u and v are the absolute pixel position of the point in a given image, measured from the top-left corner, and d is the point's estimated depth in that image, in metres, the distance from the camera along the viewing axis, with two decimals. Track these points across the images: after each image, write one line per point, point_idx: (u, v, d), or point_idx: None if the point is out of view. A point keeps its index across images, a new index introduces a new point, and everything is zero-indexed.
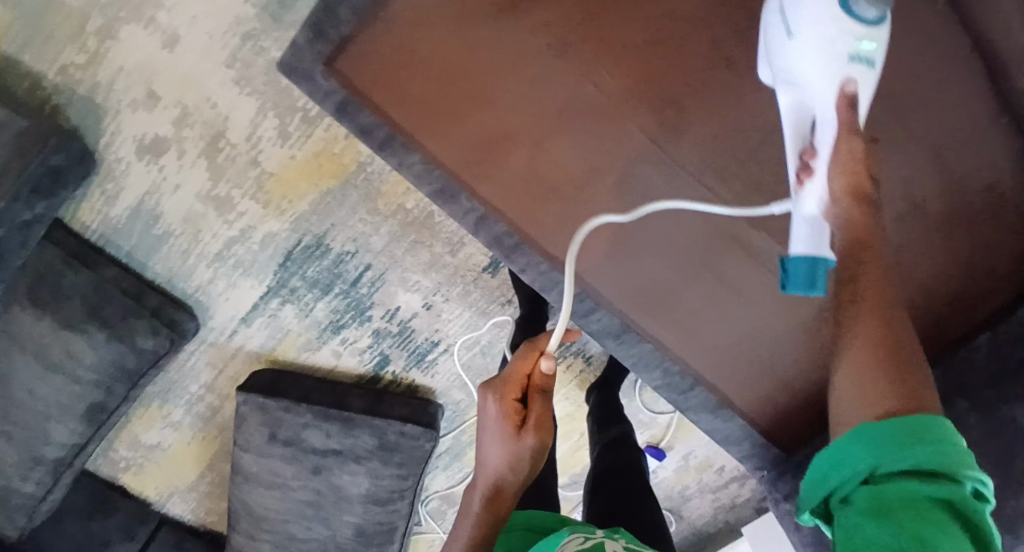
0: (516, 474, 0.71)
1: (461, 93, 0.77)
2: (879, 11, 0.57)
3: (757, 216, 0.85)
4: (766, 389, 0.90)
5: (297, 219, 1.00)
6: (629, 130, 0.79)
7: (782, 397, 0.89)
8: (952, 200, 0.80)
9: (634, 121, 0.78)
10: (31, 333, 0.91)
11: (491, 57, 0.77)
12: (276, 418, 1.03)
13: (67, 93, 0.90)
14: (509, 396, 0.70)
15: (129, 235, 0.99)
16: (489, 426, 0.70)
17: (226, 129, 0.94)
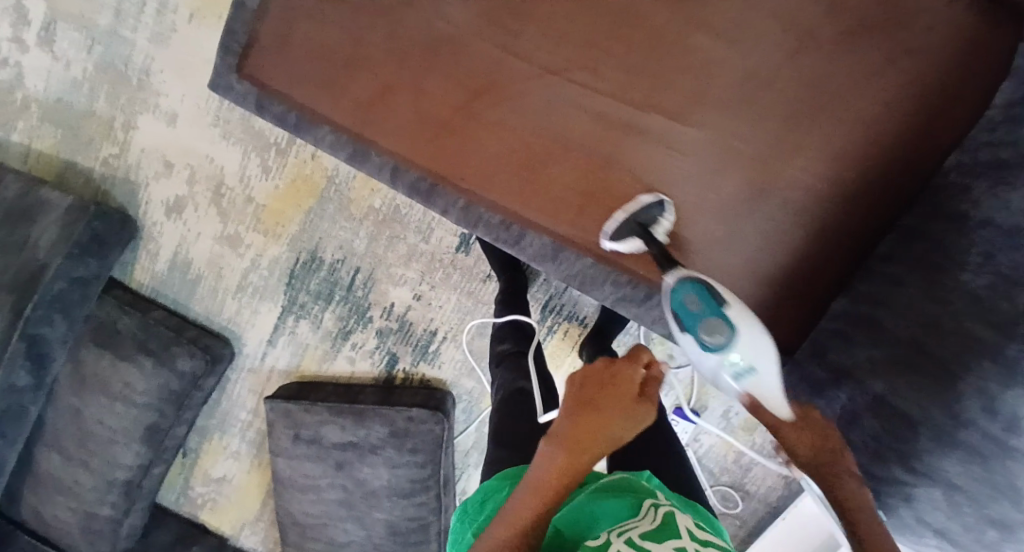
0: (589, 445, 0.62)
1: (343, 62, 0.91)
2: (721, 336, 0.66)
3: (640, 95, 0.87)
4: (732, 278, 0.87)
5: (292, 240, 1.16)
6: (485, 51, 0.89)
7: (750, 284, 0.86)
8: (847, 22, 0.82)
9: (489, 41, 0.89)
10: (96, 370, 1.12)
11: (350, 25, 0.91)
12: (297, 419, 1.13)
13: (110, 179, 1.17)
14: (611, 368, 0.65)
15: (172, 285, 1.20)
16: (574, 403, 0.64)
17: (223, 177, 1.15)
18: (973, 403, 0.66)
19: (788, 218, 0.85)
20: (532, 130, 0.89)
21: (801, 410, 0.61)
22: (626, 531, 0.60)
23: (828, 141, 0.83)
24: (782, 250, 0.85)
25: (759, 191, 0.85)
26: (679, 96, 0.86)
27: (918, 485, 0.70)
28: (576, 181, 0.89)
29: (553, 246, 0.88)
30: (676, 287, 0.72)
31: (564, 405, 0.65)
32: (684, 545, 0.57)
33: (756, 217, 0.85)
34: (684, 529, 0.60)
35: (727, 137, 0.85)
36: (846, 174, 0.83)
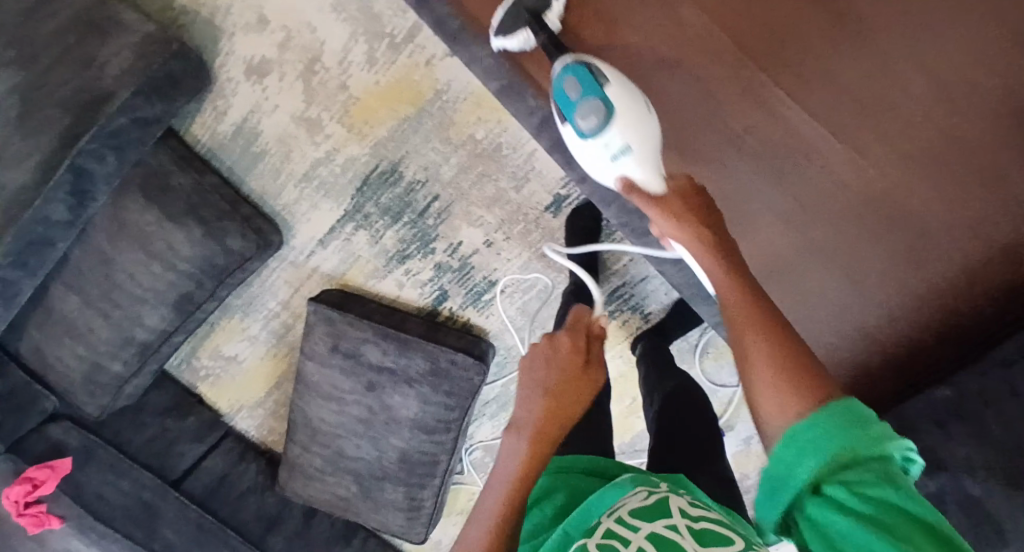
0: (564, 408, 0.77)
1: None
2: (596, 121, 0.67)
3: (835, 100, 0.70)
4: (847, 346, 0.76)
5: (376, 145, 1.07)
6: None
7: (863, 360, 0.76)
8: None
9: None
10: (137, 221, 1.02)
11: None
12: (339, 330, 1.08)
13: (192, 14, 1.03)
14: (577, 340, 0.80)
15: (231, 151, 1.09)
16: (540, 366, 0.78)
17: (321, 54, 1.03)
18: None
19: (898, 306, 0.73)
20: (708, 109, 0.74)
21: (673, 195, 0.63)
22: (618, 510, 0.65)
23: (986, 230, 0.69)
24: (877, 343, 0.75)
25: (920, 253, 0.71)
26: (861, 120, 0.70)
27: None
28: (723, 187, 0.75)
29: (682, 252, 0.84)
30: (557, 74, 0.70)
31: (523, 394, 0.78)
32: (673, 524, 0.60)
33: (866, 290, 0.74)
34: (681, 510, 0.63)
35: (886, 185, 0.71)
36: (979, 282, 0.71)
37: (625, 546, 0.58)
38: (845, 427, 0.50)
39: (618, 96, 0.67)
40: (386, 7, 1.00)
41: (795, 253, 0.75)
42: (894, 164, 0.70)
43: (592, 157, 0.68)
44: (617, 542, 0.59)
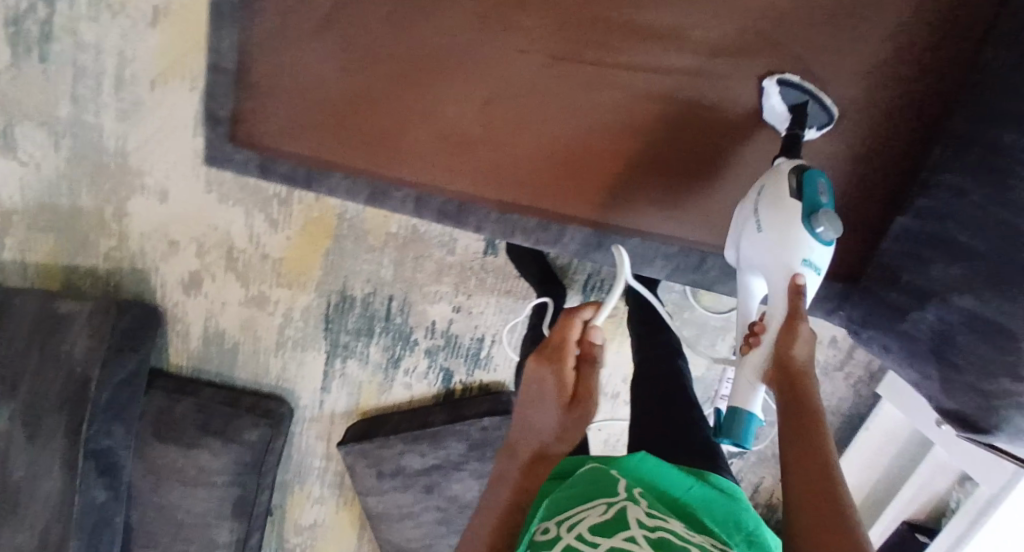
0: (562, 440, 0.81)
1: (323, 99, 0.84)
2: (832, 233, 0.71)
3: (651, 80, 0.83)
4: None
5: (319, 286, 1.14)
6: (477, 57, 0.83)
7: None
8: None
9: (478, 48, 0.83)
10: (166, 463, 1.10)
11: (320, 55, 0.82)
12: (376, 457, 1.14)
13: (117, 272, 1.12)
14: (564, 371, 0.78)
15: (211, 359, 1.17)
16: (545, 398, 0.78)
17: (233, 241, 1.11)
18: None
19: None
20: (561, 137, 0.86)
21: (789, 327, 0.70)
22: (578, 524, 0.68)
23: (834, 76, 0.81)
24: None
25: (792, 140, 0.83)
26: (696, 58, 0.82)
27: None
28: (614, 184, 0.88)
29: (598, 236, 0.89)
30: (805, 169, 0.75)
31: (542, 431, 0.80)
32: (631, 535, 0.65)
33: (798, 158, 0.85)
34: (638, 520, 0.68)
35: (756, 80, 0.82)
36: (864, 86, 0.81)
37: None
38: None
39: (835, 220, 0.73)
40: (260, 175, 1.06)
41: (704, 188, 0.87)
42: (744, 64, 0.82)
43: (787, 241, 0.72)
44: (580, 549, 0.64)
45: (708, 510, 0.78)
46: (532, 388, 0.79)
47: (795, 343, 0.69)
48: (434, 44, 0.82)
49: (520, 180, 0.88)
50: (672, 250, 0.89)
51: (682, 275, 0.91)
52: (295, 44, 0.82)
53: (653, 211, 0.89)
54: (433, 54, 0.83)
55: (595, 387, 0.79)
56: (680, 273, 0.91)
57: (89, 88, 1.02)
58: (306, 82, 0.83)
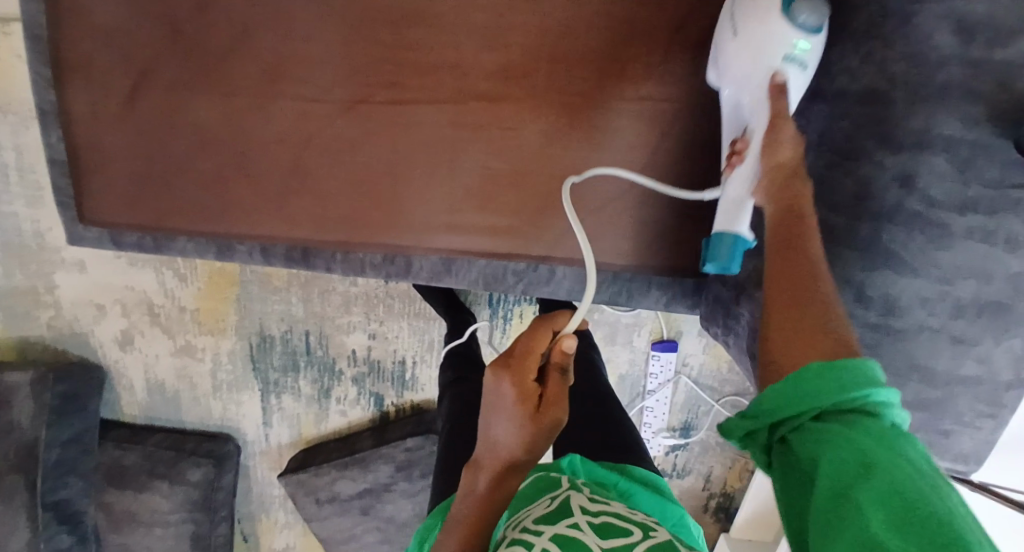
0: (530, 452, 0.64)
1: (149, 172, 0.86)
2: (816, 20, 0.62)
3: (457, 106, 0.81)
4: (618, 237, 0.86)
5: (237, 329, 1.19)
6: (281, 108, 0.83)
7: (633, 236, 0.86)
8: None
9: (280, 100, 0.82)
10: (124, 507, 1.20)
11: (135, 130, 0.84)
12: (312, 485, 1.18)
13: (59, 339, 1.21)
14: (530, 380, 0.61)
15: (158, 407, 1.25)
16: (506, 410, 0.61)
17: (151, 298, 1.17)
18: (848, 293, 0.67)
19: (620, 185, 0.84)
20: (382, 174, 0.85)
21: (772, 125, 0.61)
22: (522, 521, 0.64)
23: (629, 79, 0.79)
24: (627, 215, 0.85)
25: (605, 144, 0.82)
26: (490, 78, 0.80)
27: None
28: (445, 210, 0.87)
29: (444, 261, 0.89)
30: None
31: (506, 438, 0.62)
32: (575, 521, 0.62)
33: (617, 159, 0.82)
34: (580, 508, 0.64)
35: (554, 90, 0.80)
36: (662, 79, 0.79)
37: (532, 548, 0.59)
38: (817, 391, 0.49)
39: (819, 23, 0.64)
40: None
41: (531, 202, 0.86)
42: (538, 76, 0.80)
43: (766, 43, 0.63)
44: (522, 545, 0.60)
45: (638, 499, 0.77)
46: (496, 398, 0.62)
47: (778, 150, 0.60)
48: (236, 105, 0.83)
49: (351, 220, 0.88)
50: (519, 267, 0.89)
51: (533, 289, 0.90)
52: (107, 129, 0.84)
53: (489, 234, 0.87)
54: (235, 117, 0.83)
55: (563, 392, 0.64)
56: (534, 288, 0.90)
57: None
58: (127, 164, 0.86)
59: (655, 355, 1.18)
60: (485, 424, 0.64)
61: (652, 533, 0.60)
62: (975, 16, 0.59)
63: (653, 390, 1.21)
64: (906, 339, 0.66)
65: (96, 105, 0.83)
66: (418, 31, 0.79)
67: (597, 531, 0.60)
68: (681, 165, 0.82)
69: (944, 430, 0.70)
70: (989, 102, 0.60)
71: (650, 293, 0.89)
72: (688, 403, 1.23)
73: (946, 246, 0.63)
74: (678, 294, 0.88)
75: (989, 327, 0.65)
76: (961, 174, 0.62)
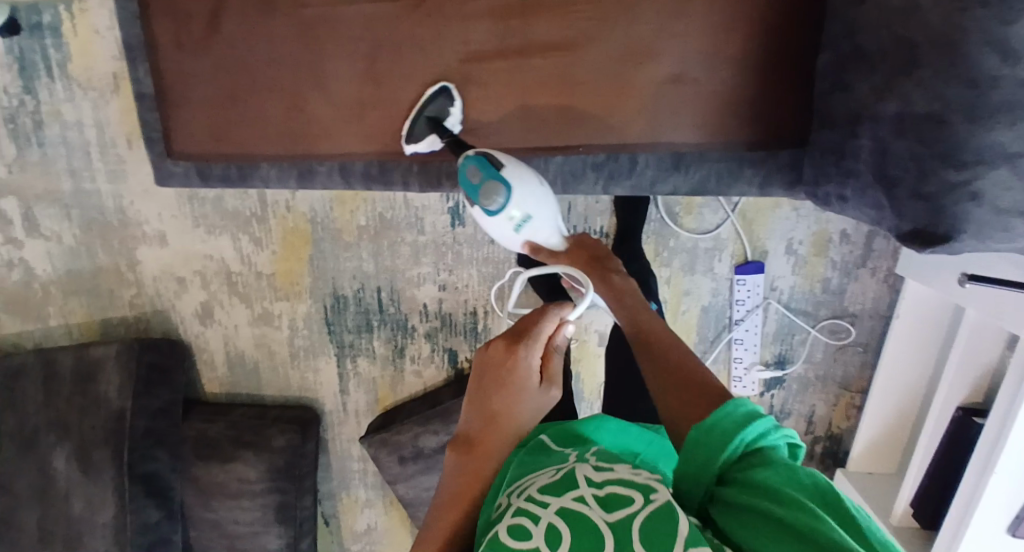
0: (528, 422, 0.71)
1: (231, 97, 0.88)
2: (495, 200, 0.80)
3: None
4: (701, 113, 0.83)
5: (312, 291, 1.19)
6: (350, 15, 0.84)
7: (716, 108, 0.83)
8: None
9: (348, 7, 0.83)
10: (210, 479, 1.17)
11: (214, 56, 0.87)
12: (396, 443, 1.15)
13: (143, 317, 1.23)
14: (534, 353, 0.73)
15: (240, 382, 1.25)
16: (519, 379, 0.72)
17: (229, 267, 1.19)
18: (991, 55, 0.56)
19: (701, 55, 0.81)
20: (453, 73, 0.85)
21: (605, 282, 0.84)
22: (526, 489, 0.59)
23: None
24: (711, 87, 0.82)
25: (680, 12, 0.80)
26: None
27: (980, 177, 0.59)
28: (517, 107, 0.86)
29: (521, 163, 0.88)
30: (463, 166, 0.82)
31: (512, 411, 0.71)
32: (582, 494, 0.56)
33: (691, 25, 0.80)
34: (587, 476, 0.58)
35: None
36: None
37: (536, 524, 0.54)
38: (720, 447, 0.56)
39: (515, 173, 0.80)
40: (235, 199, 1.14)
41: (606, 86, 0.84)
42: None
43: (496, 226, 0.82)
44: (527, 518, 0.55)
45: (663, 468, 0.68)
46: (505, 370, 0.72)
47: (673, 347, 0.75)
48: (308, 17, 0.84)
49: (426, 126, 0.87)
50: (599, 160, 0.88)
51: (615, 183, 0.89)
52: (185, 60, 0.87)
53: (566, 127, 0.86)
54: (307, 30, 0.85)
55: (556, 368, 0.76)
56: (615, 182, 0.89)
57: (81, 160, 1.13)
58: (208, 91, 0.88)
59: (740, 280, 1.14)
60: (486, 401, 0.71)
61: (657, 495, 0.54)
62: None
63: (741, 320, 1.16)
64: None
65: (179, 32, 0.86)
66: None
67: (602, 508, 0.54)
68: (761, 24, 0.79)
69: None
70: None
71: (744, 171, 0.86)
72: (781, 332, 1.18)
73: None
74: (772, 167, 0.85)
75: None
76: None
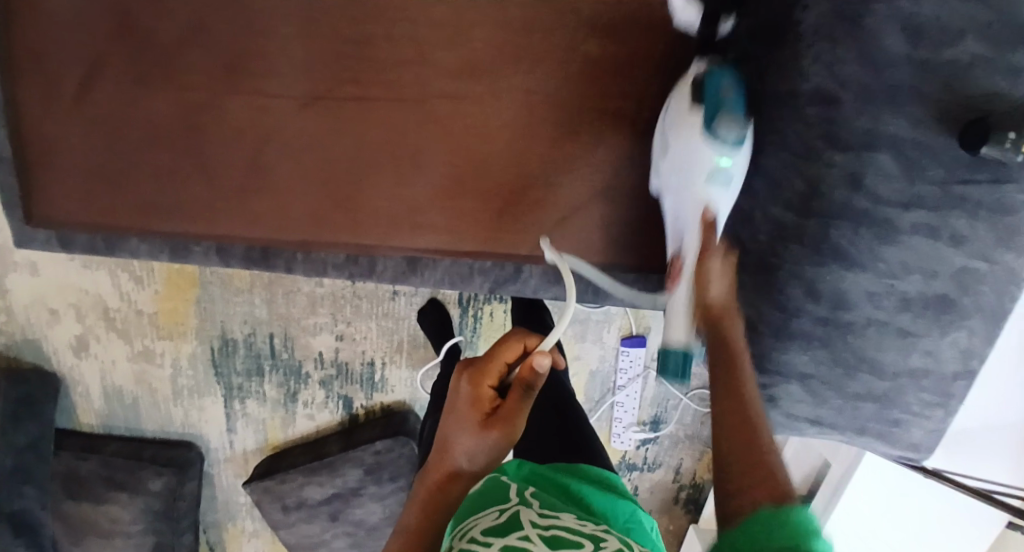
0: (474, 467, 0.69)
1: (97, 169, 0.84)
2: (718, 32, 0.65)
3: (413, 105, 0.81)
4: (590, 235, 0.85)
5: (199, 333, 1.15)
6: (233, 105, 0.82)
7: (603, 233, 0.85)
8: None
9: (231, 98, 0.82)
10: (82, 518, 1.16)
11: (84, 127, 0.83)
12: (278, 491, 1.15)
13: (13, 345, 1.16)
14: (484, 385, 0.70)
15: (118, 415, 1.21)
16: (457, 414, 0.70)
17: (108, 302, 1.13)
18: (798, 288, 0.60)
19: (585, 184, 0.83)
20: (336, 171, 0.84)
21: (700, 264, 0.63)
22: (469, 531, 0.61)
23: (591, 82, 0.79)
24: (599, 215, 0.84)
25: (571, 145, 0.82)
26: (448, 73, 0.80)
27: (777, 386, 0.64)
28: (400, 211, 0.85)
29: (408, 263, 0.87)
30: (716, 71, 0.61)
31: (467, 437, 0.68)
32: (529, 536, 0.59)
33: (577, 158, 0.82)
34: (532, 523, 0.61)
35: (509, 82, 0.80)
36: (615, 78, 0.79)
37: None
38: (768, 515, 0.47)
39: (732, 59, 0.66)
40: None
41: (491, 200, 0.84)
42: (493, 72, 0.80)
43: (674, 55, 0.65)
44: None
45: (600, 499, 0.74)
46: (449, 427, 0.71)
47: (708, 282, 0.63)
48: (189, 101, 0.82)
49: (309, 218, 0.86)
50: (486, 265, 0.87)
51: (500, 289, 0.88)
52: (57, 126, 0.83)
53: (451, 233, 0.86)
54: (187, 112, 0.82)
55: (520, 411, 0.68)
56: (501, 287, 0.88)
57: None
58: (77, 162, 0.84)
59: (624, 352, 1.14)
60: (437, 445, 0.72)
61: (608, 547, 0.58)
62: (923, 16, 0.55)
63: (623, 386, 1.17)
64: (853, 333, 0.60)
65: (46, 100, 0.82)
66: (375, 28, 0.80)
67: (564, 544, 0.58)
68: (633, 156, 0.81)
69: (892, 420, 0.62)
70: (936, 100, 0.56)
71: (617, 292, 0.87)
72: (657, 397, 1.18)
73: (891, 241, 0.57)
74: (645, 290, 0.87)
75: (936, 320, 0.59)
76: (907, 173, 0.57)
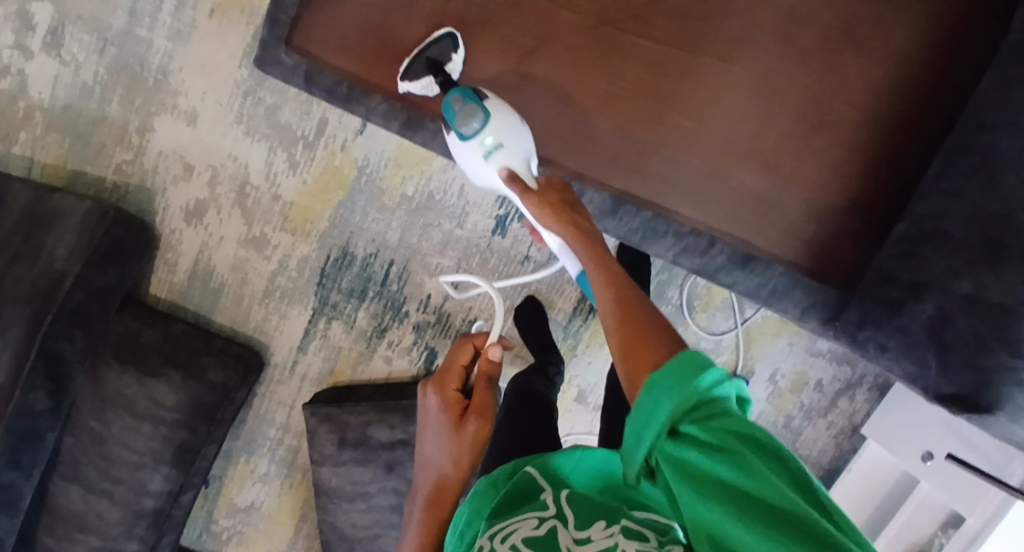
0: (459, 468, 0.73)
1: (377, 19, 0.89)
2: None
3: (679, 59, 0.87)
4: (791, 227, 0.87)
5: (322, 238, 1.12)
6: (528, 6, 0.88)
7: (806, 226, 0.87)
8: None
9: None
10: (117, 388, 1.04)
11: None
12: (341, 423, 1.08)
13: (124, 188, 1.11)
14: (448, 388, 0.77)
15: (192, 297, 1.14)
16: (433, 422, 0.76)
17: (248, 177, 1.10)
18: None
19: (803, 179, 0.87)
20: (587, 95, 0.89)
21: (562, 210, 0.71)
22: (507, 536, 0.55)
23: (846, 89, 0.84)
24: (808, 213, 0.87)
25: (802, 137, 0.86)
26: (709, 39, 0.86)
27: None
28: (628, 149, 0.89)
29: (613, 201, 0.88)
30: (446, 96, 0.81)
31: (445, 453, 0.73)
32: None
33: (805, 151, 0.86)
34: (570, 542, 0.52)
35: (764, 69, 0.86)
36: (866, 91, 0.84)
37: None
38: (680, 380, 0.52)
39: None
40: (292, 115, 1.08)
41: (710, 166, 0.88)
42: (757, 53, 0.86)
43: None
44: None
45: None
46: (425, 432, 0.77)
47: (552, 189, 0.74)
48: None
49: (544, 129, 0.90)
50: (683, 230, 0.88)
51: (687, 256, 0.88)
52: None
53: (662, 184, 0.89)
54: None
55: (489, 400, 0.74)
56: (685, 255, 0.88)
57: (148, 6, 1.06)
58: (359, 7, 0.89)
59: None
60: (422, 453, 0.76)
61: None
62: None
63: None
64: None
65: None
66: None
67: (625, 534, 0.52)
68: (861, 165, 0.85)
69: None
70: None
71: (794, 295, 0.86)
72: None
73: None
74: (822, 300, 0.86)
75: None
76: None
